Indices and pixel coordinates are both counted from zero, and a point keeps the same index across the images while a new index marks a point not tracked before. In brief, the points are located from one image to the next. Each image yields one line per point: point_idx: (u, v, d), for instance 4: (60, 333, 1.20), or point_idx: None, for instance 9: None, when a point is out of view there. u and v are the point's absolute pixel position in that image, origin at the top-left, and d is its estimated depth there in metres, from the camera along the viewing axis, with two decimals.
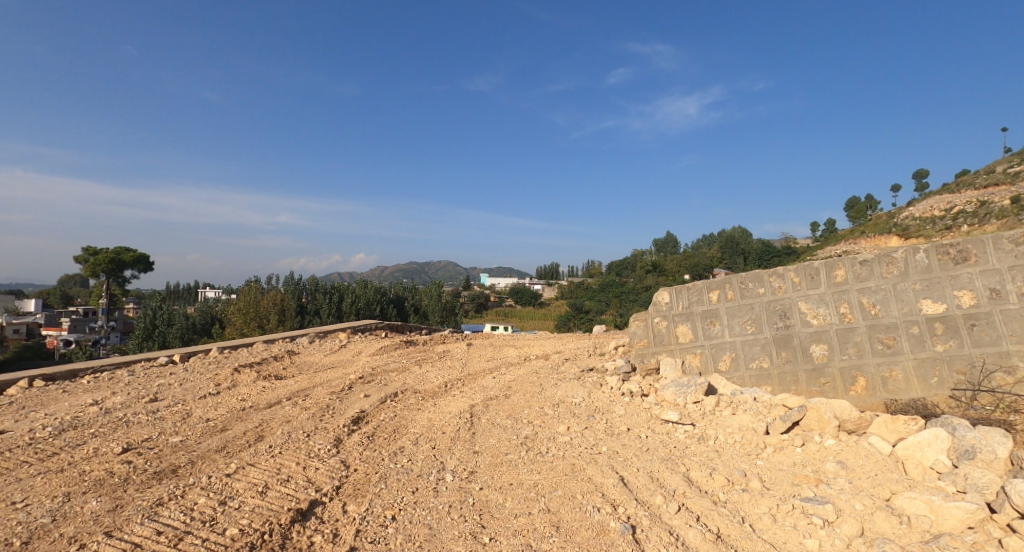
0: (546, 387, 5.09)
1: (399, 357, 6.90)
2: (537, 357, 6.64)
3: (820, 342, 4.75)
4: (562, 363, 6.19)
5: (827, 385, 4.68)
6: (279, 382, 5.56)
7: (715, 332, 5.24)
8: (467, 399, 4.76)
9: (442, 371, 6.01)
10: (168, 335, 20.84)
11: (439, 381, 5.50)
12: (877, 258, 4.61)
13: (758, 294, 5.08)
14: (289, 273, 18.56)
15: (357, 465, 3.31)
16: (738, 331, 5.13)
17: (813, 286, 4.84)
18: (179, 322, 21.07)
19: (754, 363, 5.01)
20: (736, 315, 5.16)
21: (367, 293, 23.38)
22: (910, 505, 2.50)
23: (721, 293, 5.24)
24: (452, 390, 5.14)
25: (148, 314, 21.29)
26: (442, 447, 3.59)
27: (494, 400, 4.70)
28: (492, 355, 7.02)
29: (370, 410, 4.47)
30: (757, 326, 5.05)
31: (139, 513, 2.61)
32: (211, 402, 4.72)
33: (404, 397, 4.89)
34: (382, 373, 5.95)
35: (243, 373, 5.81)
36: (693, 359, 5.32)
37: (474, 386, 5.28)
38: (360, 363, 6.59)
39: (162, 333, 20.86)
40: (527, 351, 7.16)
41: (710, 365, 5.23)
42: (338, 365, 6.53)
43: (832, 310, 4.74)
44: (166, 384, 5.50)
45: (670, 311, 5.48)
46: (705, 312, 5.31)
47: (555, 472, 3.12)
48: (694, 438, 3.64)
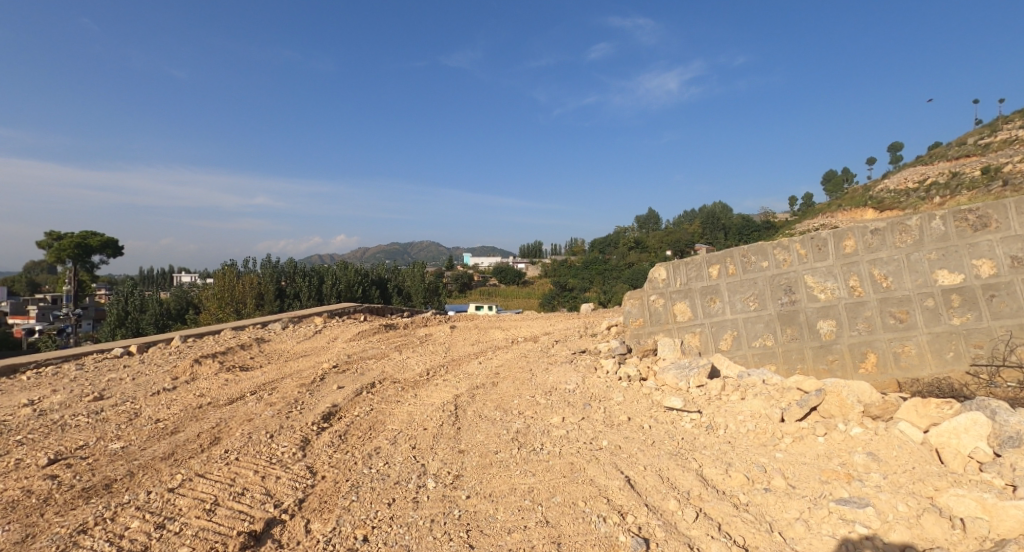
0: (536, 373, 4.72)
1: (379, 343, 6.47)
2: (525, 339, 6.27)
3: (828, 318, 4.44)
4: (552, 345, 5.81)
5: (835, 362, 4.37)
6: (244, 374, 5.09)
7: (715, 310, 4.91)
8: (451, 388, 4.37)
9: (424, 357, 5.59)
10: (142, 322, 20.06)
11: (421, 368, 5.10)
12: (889, 226, 4.28)
13: (762, 268, 4.74)
14: (267, 257, 17.99)
15: (325, 472, 2.90)
16: (739, 308, 4.81)
17: (821, 259, 4.51)
18: (152, 308, 20.32)
19: (757, 342, 4.69)
20: (737, 291, 4.83)
21: (348, 275, 22.74)
22: (959, 505, 2.18)
23: (721, 268, 4.90)
24: (434, 378, 4.75)
25: (119, 301, 20.42)
26: (423, 446, 3.20)
27: (481, 389, 4.32)
28: (477, 338, 6.62)
29: (343, 404, 4.04)
30: (760, 302, 4.72)
31: (53, 546, 2.16)
32: (165, 400, 4.24)
33: (382, 388, 4.47)
34: (358, 361, 5.50)
35: (205, 365, 5.32)
36: (692, 339, 5.00)
37: (459, 373, 4.87)
38: (336, 350, 6.14)
39: (135, 320, 20.11)
40: (514, 333, 6.77)
41: (710, 345, 4.91)
42: (311, 353, 6.07)
43: (841, 283, 4.42)
44: (117, 379, 4.99)
45: (668, 288, 5.14)
46: (704, 288, 4.98)
47: (552, 475, 2.75)
48: (702, 427, 3.30)
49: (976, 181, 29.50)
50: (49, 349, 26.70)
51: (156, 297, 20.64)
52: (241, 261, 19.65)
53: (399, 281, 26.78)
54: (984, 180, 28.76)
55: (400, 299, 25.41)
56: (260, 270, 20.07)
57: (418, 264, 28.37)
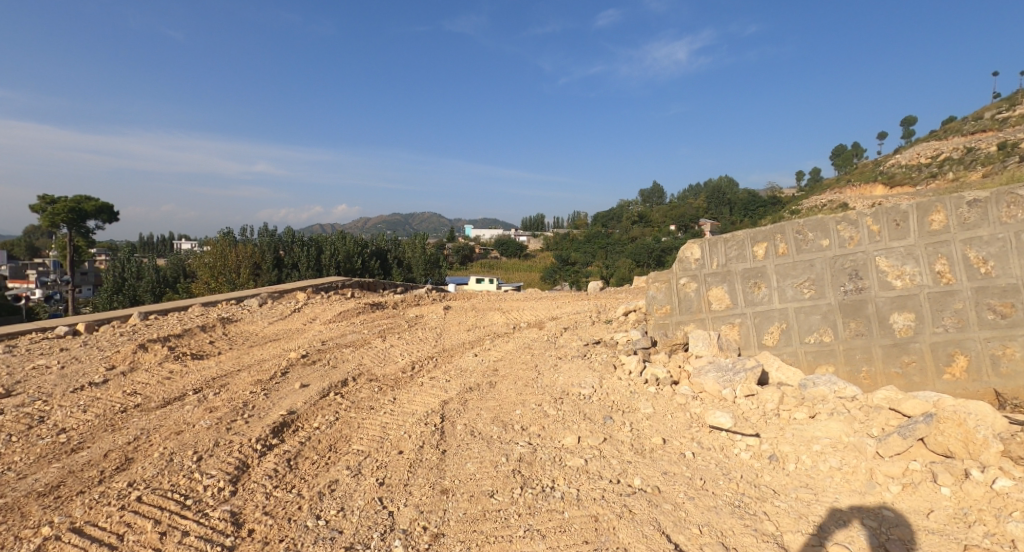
0: (543, 371, 3.90)
1: (361, 327, 5.67)
2: (529, 325, 5.44)
3: (905, 311, 3.58)
4: (560, 334, 4.99)
5: (912, 366, 3.52)
6: (195, 364, 4.28)
7: (759, 297, 4.07)
8: (438, 391, 3.57)
9: (410, 347, 4.78)
10: (139, 289, 19.42)
11: (405, 362, 4.29)
12: (994, 197, 3.39)
13: (821, 247, 3.87)
14: (260, 225, 17.22)
15: (254, 524, 2.10)
16: (790, 296, 3.96)
17: (898, 237, 3.63)
18: (147, 274, 19.67)
19: (812, 337, 3.85)
20: (789, 275, 3.98)
21: (348, 245, 21.85)
22: None
23: (769, 247, 4.06)
24: (420, 375, 3.95)
25: (114, 268, 19.68)
26: (395, 481, 2.40)
27: (475, 393, 3.52)
28: (474, 322, 5.79)
29: (302, 410, 3.24)
30: (817, 290, 3.87)
31: None
32: (85, 399, 3.44)
33: (355, 388, 3.68)
34: (333, 350, 4.69)
35: (151, 351, 4.51)
36: (729, 332, 4.16)
37: (450, 369, 4.06)
38: (311, 335, 5.34)
39: (131, 287, 19.52)
40: (517, 316, 5.94)
41: (752, 340, 4.07)
42: (283, 338, 5.27)
43: (924, 268, 3.54)
44: (43, 367, 4.18)
45: (702, 270, 4.30)
46: (746, 271, 4.14)
47: (570, 539, 1.95)
48: (764, 459, 2.49)
49: (996, 155, 28.24)
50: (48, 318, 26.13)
51: (152, 264, 20.01)
52: (235, 229, 18.87)
53: (400, 251, 25.89)
54: (1003, 153, 27.51)
55: (400, 270, 24.57)
56: (256, 238, 19.20)
57: (419, 235, 27.46)
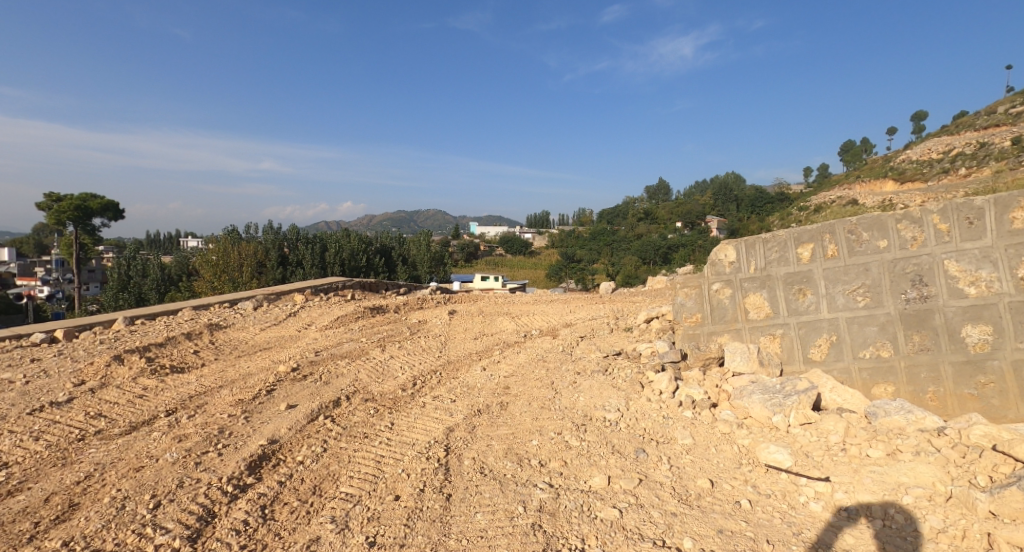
0: (560, 390, 3.46)
1: (360, 334, 5.24)
2: (541, 333, 4.99)
3: (980, 323, 3.10)
4: (576, 345, 4.53)
5: (991, 387, 3.04)
6: (174, 378, 3.86)
7: (805, 306, 3.61)
8: (443, 414, 3.13)
9: (412, 358, 4.35)
10: (144, 288, 19.15)
11: (406, 377, 3.86)
12: None
13: (878, 249, 3.40)
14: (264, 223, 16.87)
15: None
16: (841, 304, 3.49)
17: (971, 237, 3.16)
18: (152, 273, 19.39)
19: (868, 352, 3.38)
20: (839, 281, 3.51)
21: (352, 243, 21.48)
22: None
23: (816, 249, 3.60)
24: (423, 394, 3.51)
25: (118, 266, 19.44)
26: (389, 541, 1.96)
27: (484, 417, 3.07)
28: (482, 329, 5.34)
29: (285, 439, 2.80)
30: (873, 297, 3.40)
31: None
32: (41, 423, 3.01)
33: (348, 410, 3.24)
34: (326, 363, 4.26)
35: (127, 362, 4.09)
36: (770, 344, 3.70)
37: (455, 386, 3.62)
38: (305, 344, 4.91)
39: (137, 285, 19.24)
40: (527, 323, 5.49)
41: (795, 353, 3.60)
42: (275, 347, 4.85)
43: (1003, 272, 3.06)
44: (5, 382, 3.77)
45: (737, 274, 3.84)
46: (790, 276, 3.68)
47: None
48: (841, 513, 2.04)
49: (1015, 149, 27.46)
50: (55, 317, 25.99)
51: (157, 262, 19.75)
52: (239, 227, 18.54)
53: (404, 249, 25.48)
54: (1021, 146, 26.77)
55: (405, 268, 24.22)
56: (260, 235, 18.87)
57: (424, 232, 27.08)
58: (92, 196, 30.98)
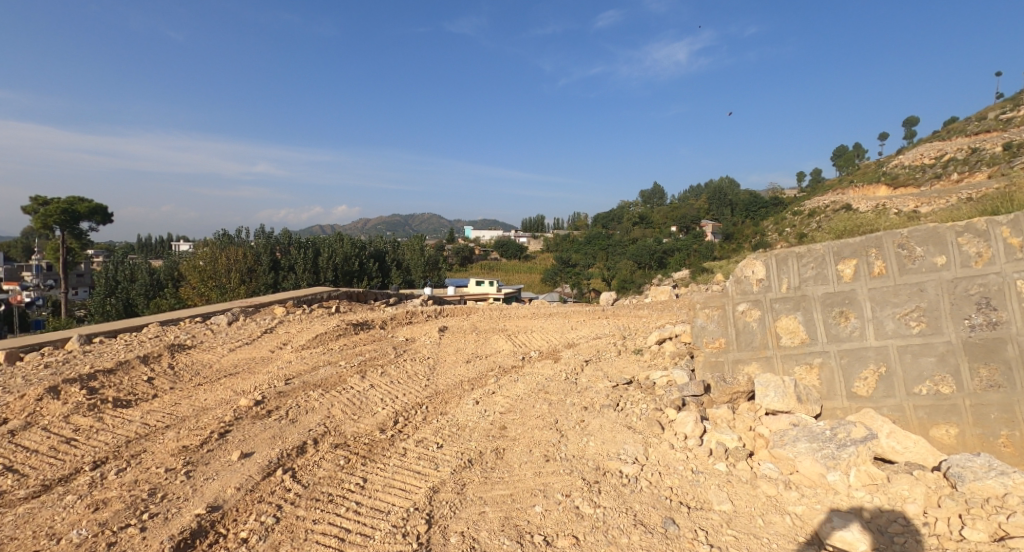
0: (566, 433, 2.95)
1: (340, 357, 4.71)
2: (541, 356, 4.49)
3: None
4: (580, 372, 4.03)
5: None
6: (114, 415, 3.30)
7: (847, 332, 3.12)
8: (426, 468, 2.61)
9: (395, 388, 3.83)
10: (131, 294, 18.48)
11: (386, 414, 3.34)
12: None
13: (935, 267, 2.93)
14: (252, 228, 16.32)
15: None
16: (891, 330, 3.00)
17: None
18: (139, 278, 18.74)
19: (925, 387, 2.88)
20: (888, 303, 3.03)
21: (345, 247, 20.97)
22: None
23: (860, 265, 3.13)
24: (404, 438, 2.99)
25: (104, 271, 18.69)
26: None
27: (477, 472, 2.56)
28: (475, 349, 4.83)
29: (231, 505, 2.27)
30: (930, 323, 2.91)
31: None
32: None
33: (314, 460, 2.72)
34: (297, 393, 3.73)
35: (63, 395, 3.52)
36: (806, 375, 3.20)
37: (443, 427, 3.11)
38: (277, 369, 4.37)
39: (124, 291, 18.58)
40: (525, 342, 4.98)
41: (836, 387, 3.10)
42: (242, 372, 4.31)
43: None
44: None
45: (767, 294, 3.36)
46: (829, 296, 3.20)
47: None
48: None
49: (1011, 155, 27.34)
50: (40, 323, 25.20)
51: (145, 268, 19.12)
52: (228, 231, 17.97)
53: (398, 253, 24.93)
54: (1013, 150, 26.75)
55: (399, 273, 23.66)
56: (249, 239, 18.29)
57: (419, 236, 26.54)
58: (80, 200, 30.16)
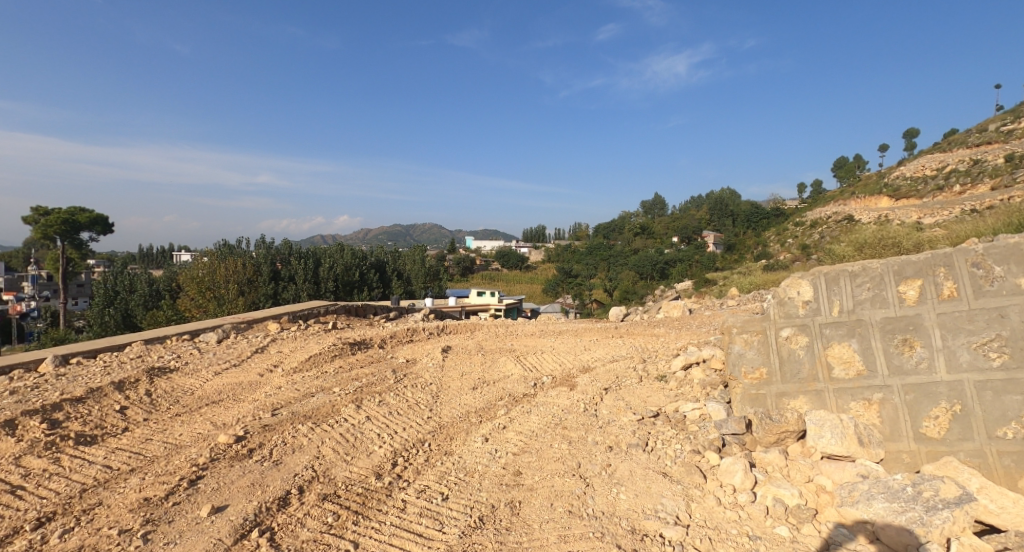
0: (592, 482, 2.54)
1: (334, 382, 4.30)
2: (556, 383, 4.08)
3: None
4: (600, 402, 3.62)
5: None
6: (73, 453, 2.89)
7: (912, 363, 2.72)
8: (429, 530, 2.20)
9: (394, 421, 3.43)
10: (130, 305, 18.07)
11: (383, 454, 2.94)
12: None
13: (1017, 289, 2.55)
14: (252, 238, 15.97)
15: None
16: (966, 362, 2.61)
17: None
18: (139, 288, 18.31)
19: (1011, 431, 2.47)
20: (962, 331, 2.64)
21: (346, 258, 20.62)
22: None
23: (926, 286, 2.74)
24: (404, 487, 2.58)
25: (103, 281, 18.31)
26: None
27: (490, 536, 2.15)
28: (482, 374, 4.43)
29: None
30: (1014, 354, 2.52)
31: None
32: None
33: (299, 516, 2.31)
34: (284, 427, 3.32)
35: (19, 430, 3.11)
36: (864, 412, 2.79)
37: (449, 473, 2.70)
38: (264, 396, 3.96)
39: (124, 301, 18.14)
40: (535, 366, 4.57)
41: (901, 427, 2.70)
42: (226, 400, 3.90)
43: None
44: None
45: (815, 318, 2.97)
46: (889, 322, 2.81)
47: None
48: None
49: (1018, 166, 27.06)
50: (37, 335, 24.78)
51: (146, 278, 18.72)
52: (229, 240, 17.61)
53: (399, 263, 24.58)
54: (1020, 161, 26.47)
55: (401, 284, 23.29)
56: (249, 249, 17.94)
57: (421, 246, 26.22)
58: (81, 209, 29.87)
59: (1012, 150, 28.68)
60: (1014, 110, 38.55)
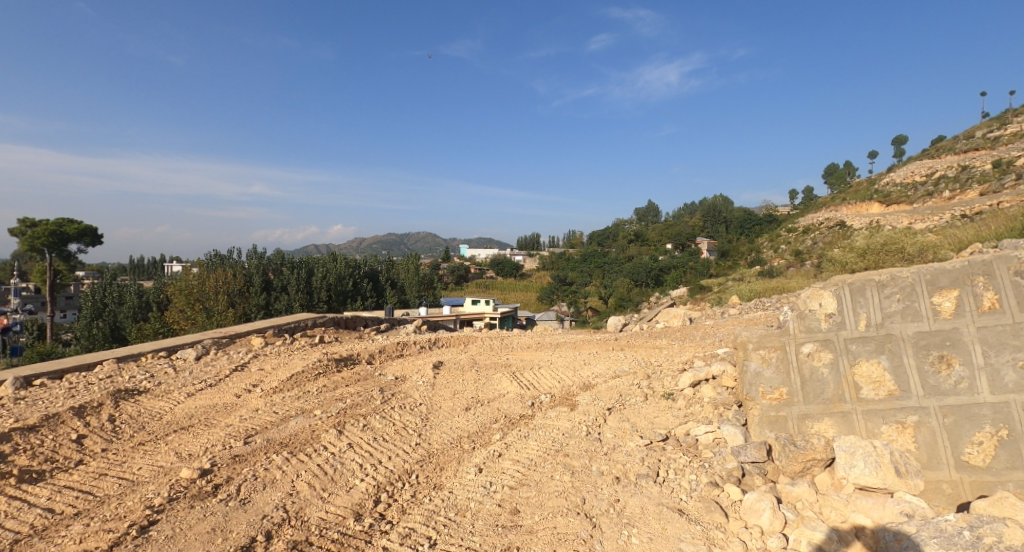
0: (599, 522, 2.26)
1: (316, 404, 3.98)
2: (555, 403, 3.79)
3: None
4: (603, 424, 3.33)
5: None
6: (13, 493, 2.56)
7: (950, 382, 2.47)
8: None
9: (379, 448, 3.13)
10: (120, 316, 17.57)
11: (366, 488, 2.64)
12: None
13: None
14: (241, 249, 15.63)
15: None
16: (1012, 381, 2.36)
17: None
18: (128, 300, 17.84)
19: None
20: (1005, 347, 2.39)
21: (339, 267, 20.28)
22: None
23: (963, 298, 2.49)
24: (386, 530, 2.28)
25: (91, 293, 17.86)
26: None
27: None
28: (476, 393, 4.13)
29: None
30: None
31: None
32: None
33: None
34: (257, 456, 3.01)
35: None
36: (897, 437, 2.53)
37: (438, 513, 2.41)
38: (238, 420, 3.64)
39: (113, 313, 17.63)
40: (533, 383, 4.28)
41: (939, 454, 2.44)
42: (196, 425, 3.57)
43: None
44: None
45: (839, 332, 2.71)
46: (923, 337, 2.55)
47: None
48: None
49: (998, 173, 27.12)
50: (24, 350, 24.16)
51: (135, 289, 18.27)
52: (218, 251, 17.24)
53: (393, 272, 24.24)
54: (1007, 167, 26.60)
55: (395, 293, 22.96)
56: (240, 259, 17.55)
57: (416, 254, 25.87)
58: (69, 221, 29.28)
59: (1001, 156, 28.91)
60: (1002, 117, 38.99)
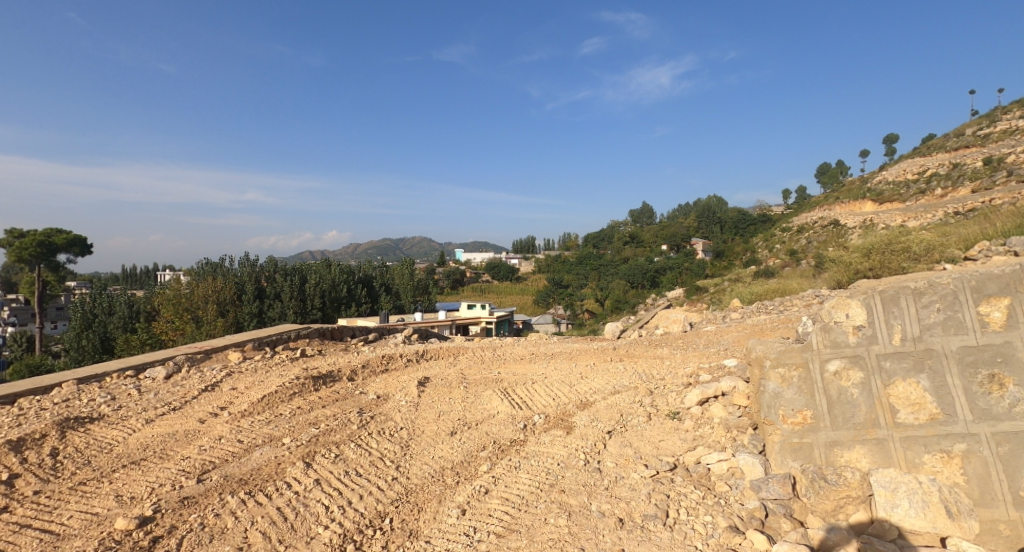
0: None
1: (285, 430, 3.60)
2: (550, 426, 3.43)
3: None
4: (603, 451, 2.97)
5: None
6: None
7: (1003, 405, 2.15)
8: None
9: (350, 484, 2.76)
10: (109, 326, 17.04)
11: (329, 538, 2.28)
12: None
13: None
14: (230, 257, 15.17)
15: None
16: None
17: None
18: (116, 310, 17.31)
19: None
20: None
21: (331, 274, 19.82)
22: None
23: (1014, 307, 2.18)
24: None
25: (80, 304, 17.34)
26: None
27: None
28: (463, 414, 3.77)
29: None
30: None
31: None
32: None
33: None
34: (209, 497, 2.64)
35: None
36: (943, 468, 2.20)
37: None
38: (196, 451, 3.26)
39: (101, 324, 17.08)
40: (525, 402, 3.93)
41: (993, 489, 2.11)
42: (148, 459, 3.19)
43: None
44: None
45: (870, 348, 2.37)
46: (968, 352, 2.22)
47: None
48: None
49: (977, 171, 26.77)
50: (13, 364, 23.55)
51: (124, 299, 17.74)
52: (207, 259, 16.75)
53: (388, 278, 23.80)
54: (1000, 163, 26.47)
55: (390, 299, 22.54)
56: (229, 267, 17.07)
57: (410, 259, 25.37)
58: (57, 230, 28.63)
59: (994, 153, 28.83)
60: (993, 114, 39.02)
